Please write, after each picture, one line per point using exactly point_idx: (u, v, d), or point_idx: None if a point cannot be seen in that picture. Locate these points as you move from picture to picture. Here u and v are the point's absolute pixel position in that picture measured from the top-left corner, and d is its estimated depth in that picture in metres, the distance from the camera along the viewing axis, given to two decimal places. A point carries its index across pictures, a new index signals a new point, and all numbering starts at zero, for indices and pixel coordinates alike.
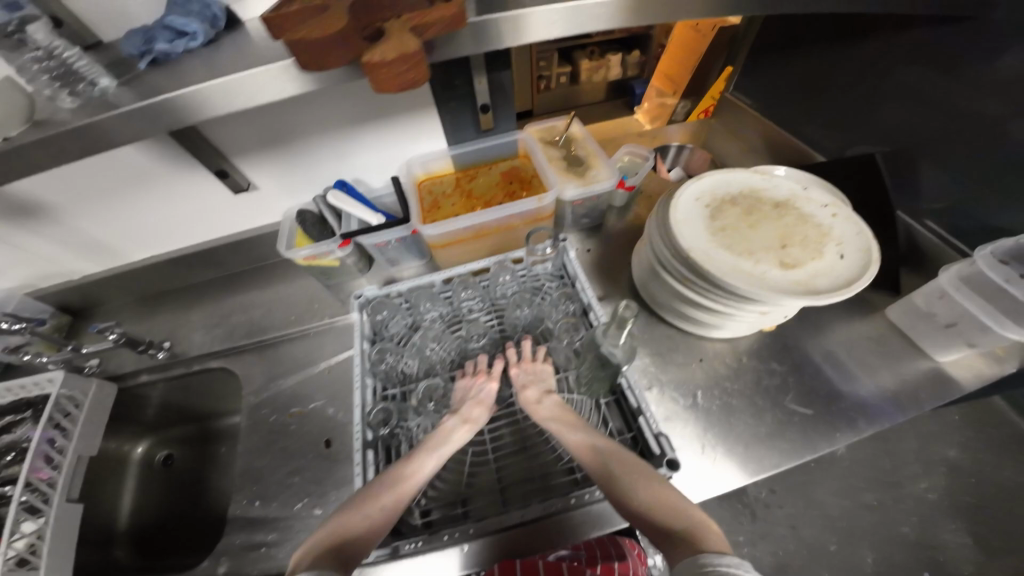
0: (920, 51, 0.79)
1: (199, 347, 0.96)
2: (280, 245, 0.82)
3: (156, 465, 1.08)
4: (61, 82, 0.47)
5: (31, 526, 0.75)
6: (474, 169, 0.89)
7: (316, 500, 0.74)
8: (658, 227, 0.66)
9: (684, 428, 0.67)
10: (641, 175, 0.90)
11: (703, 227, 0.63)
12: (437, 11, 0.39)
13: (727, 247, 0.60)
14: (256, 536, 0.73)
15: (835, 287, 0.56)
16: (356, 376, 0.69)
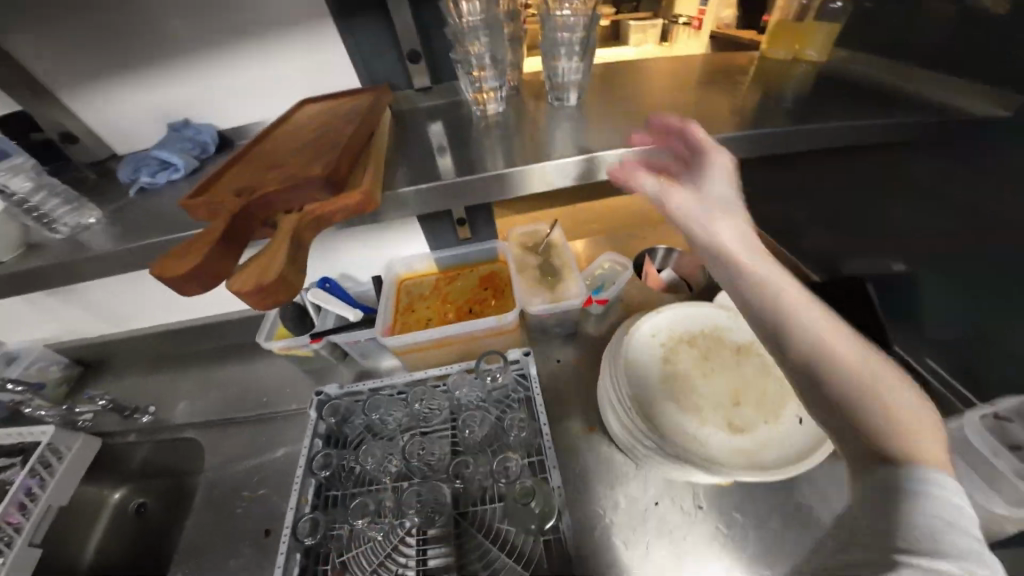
0: (911, 169, 0.75)
1: (179, 417, 0.98)
2: (260, 335, 0.86)
3: (128, 513, 1.07)
4: (42, 219, 0.54)
5: None
6: (452, 270, 0.92)
7: None
8: (609, 363, 0.64)
9: None
10: (617, 288, 0.89)
11: (653, 374, 0.61)
12: (340, 201, 0.39)
13: (673, 400, 0.58)
14: None
15: (779, 462, 0.52)
16: (296, 479, 0.68)
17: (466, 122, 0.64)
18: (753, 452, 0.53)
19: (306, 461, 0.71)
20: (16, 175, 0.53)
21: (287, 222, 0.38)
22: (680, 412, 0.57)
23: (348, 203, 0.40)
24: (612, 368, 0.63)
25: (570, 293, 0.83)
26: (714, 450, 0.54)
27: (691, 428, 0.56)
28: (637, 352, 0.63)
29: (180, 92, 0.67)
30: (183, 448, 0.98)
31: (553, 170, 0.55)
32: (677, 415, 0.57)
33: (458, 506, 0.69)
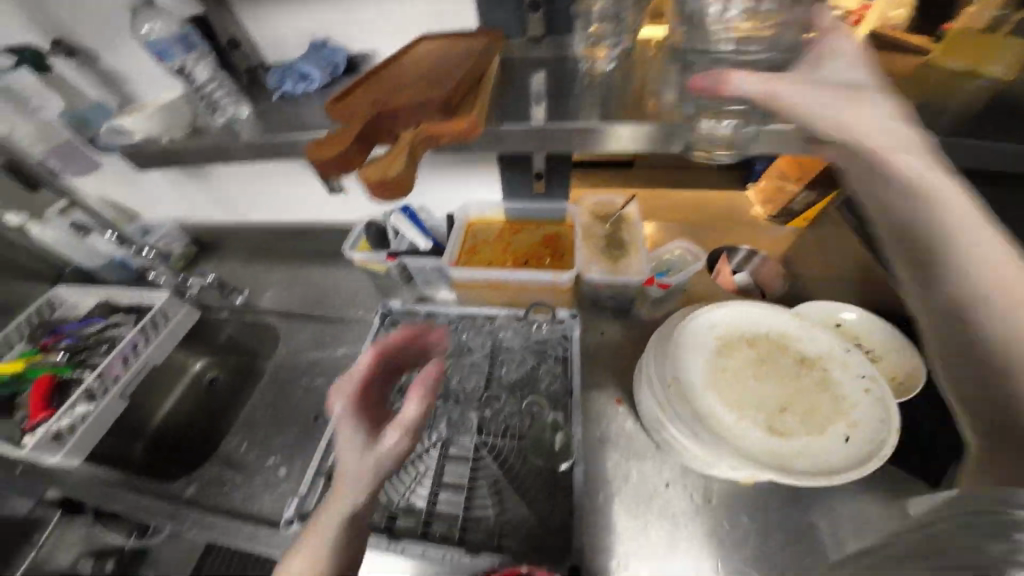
0: None
1: (266, 303, 1.14)
2: (346, 244, 0.96)
3: (202, 382, 1.26)
4: (208, 106, 0.67)
5: (82, 408, 0.94)
6: (521, 222, 0.94)
7: (284, 461, 0.83)
8: (658, 343, 0.64)
9: (613, 543, 0.65)
10: (683, 276, 0.87)
11: (701, 358, 0.61)
12: (450, 128, 0.44)
13: (714, 388, 0.58)
14: (227, 475, 0.83)
15: (814, 473, 0.51)
16: (354, 372, 0.79)
17: (573, 78, 0.64)
18: (784, 457, 0.52)
19: (363, 361, 0.81)
20: (200, 65, 0.64)
21: (406, 135, 0.44)
22: (720, 403, 0.57)
23: (456, 129, 0.44)
24: (660, 346, 0.63)
25: (633, 269, 0.83)
26: (748, 448, 0.53)
27: (729, 421, 0.55)
28: (691, 338, 0.63)
29: (320, 11, 0.73)
30: (262, 331, 1.14)
31: (647, 133, 0.55)
32: (717, 404, 0.57)
33: (482, 434, 0.75)
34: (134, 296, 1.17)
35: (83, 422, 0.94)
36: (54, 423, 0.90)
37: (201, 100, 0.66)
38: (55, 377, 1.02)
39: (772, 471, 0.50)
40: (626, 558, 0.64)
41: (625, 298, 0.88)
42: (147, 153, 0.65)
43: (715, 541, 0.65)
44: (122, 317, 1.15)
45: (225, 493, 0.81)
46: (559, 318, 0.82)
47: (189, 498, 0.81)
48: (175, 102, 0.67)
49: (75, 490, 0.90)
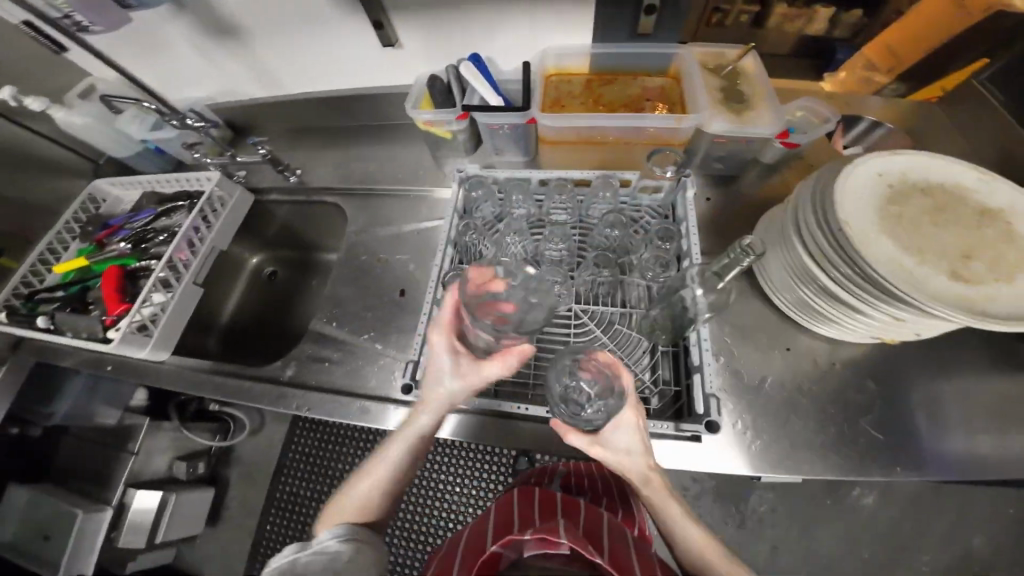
0: None
1: (323, 182, 1.07)
2: (407, 102, 0.85)
3: (262, 277, 1.27)
4: None
5: (158, 299, 0.90)
6: (614, 74, 0.81)
7: (379, 336, 0.82)
8: (812, 191, 0.56)
9: (730, 403, 0.62)
10: (813, 134, 0.75)
11: (868, 205, 0.53)
12: None
13: (889, 234, 0.51)
14: (322, 352, 0.82)
15: (1012, 318, 0.45)
16: (441, 240, 0.71)
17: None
18: (974, 302, 0.46)
19: (450, 228, 0.73)
20: None
21: None
22: (895, 250, 0.50)
23: None
24: (817, 194, 0.55)
25: (756, 121, 0.72)
26: (933, 294, 0.47)
27: (907, 267, 0.49)
28: (853, 183, 0.54)
29: None
30: (322, 211, 1.10)
31: None
32: (892, 251, 0.50)
33: (581, 302, 0.70)
34: (183, 181, 1.06)
35: (164, 312, 0.90)
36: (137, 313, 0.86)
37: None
38: (123, 267, 0.94)
39: (969, 315, 0.45)
40: (759, 420, 0.61)
41: (735, 158, 0.78)
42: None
43: (845, 404, 0.62)
44: (172, 204, 1.04)
45: (324, 371, 0.80)
46: (676, 174, 0.70)
47: (289, 380, 0.80)
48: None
49: (169, 380, 0.89)
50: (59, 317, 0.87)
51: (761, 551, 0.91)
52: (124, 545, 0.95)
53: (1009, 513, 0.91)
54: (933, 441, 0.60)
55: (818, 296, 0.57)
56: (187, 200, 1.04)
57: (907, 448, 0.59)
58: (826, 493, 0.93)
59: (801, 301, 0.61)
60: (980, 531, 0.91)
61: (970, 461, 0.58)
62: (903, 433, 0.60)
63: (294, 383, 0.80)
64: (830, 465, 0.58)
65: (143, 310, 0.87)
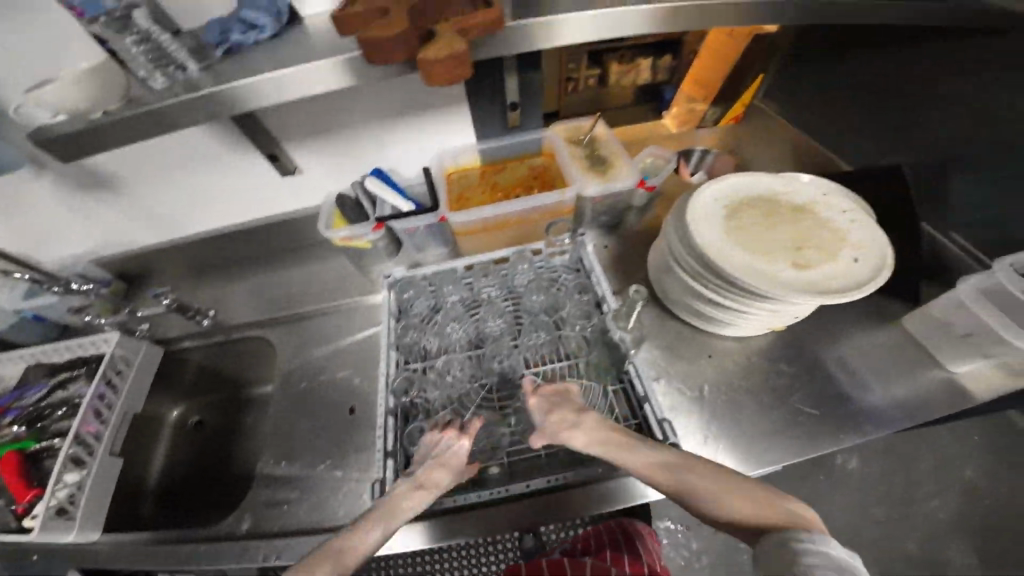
0: (973, 46, 0.77)
1: (244, 316, 1.03)
2: (319, 225, 0.88)
3: (188, 427, 1.13)
4: (155, 63, 0.54)
5: (73, 477, 0.80)
6: (499, 162, 0.93)
7: (337, 462, 0.77)
8: (675, 227, 0.68)
9: (687, 419, 0.69)
10: (663, 175, 0.92)
11: (720, 226, 0.65)
12: (481, 16, 0.52)
13: (742, 245, 0.63)
14: (278, 495, 0.75)
15: (847, 288, 0.58)
16: (381, 347, 0.73)
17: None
18: (819, 282, 0.59)
19: (387, 331, 0.76)
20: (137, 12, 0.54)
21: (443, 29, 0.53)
22: (753, 254, 0.62)
23: (483, 19, 0.53)
24: (679, 229, 0.67)
25: (622, 177, 0.86)
26: (787, 284, 0.59)
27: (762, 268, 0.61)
28: (705, 209, 0.67)
29: None
30: (247, 345, 1.04)
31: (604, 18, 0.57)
32: (751, 256, 0.61)
33: (530, 366, 0.75)
34: (70, 346, 0.95)
35: (83, 489, 0.80)
36: (51, 498, 0.75)
37: (145, 55, 0.53)
38: (21, 451, 0.82)
39: (818, 293, 0.56)
40: (713, 426, 0.68)
41: (618, 209, 0.93)
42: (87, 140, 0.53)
43: (771, 390, 0.72)
44: (67, 373, 0.93)
45: (286, 514, 0.73)
46: (572, 237, 0.82)
47: (247, 533, 0.72)
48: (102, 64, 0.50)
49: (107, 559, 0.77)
50: None
51: None
52: None
53: (934, 437, 1.07)
54: (845, 399, 0.72)
55: (714, 309, 0.68)
56: (84, 366, 0.94)
57: (832, 413, 0.70)
58: (817, 470, 1.02)
59: (704, 316, 0.71)
60: (921, 461, 1.05)
61: (877, 406, 0.71)
62: (825, 402, 0.71)
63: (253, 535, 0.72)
64: (783, 448, 0.67)
65: (59, 492, 0.77)
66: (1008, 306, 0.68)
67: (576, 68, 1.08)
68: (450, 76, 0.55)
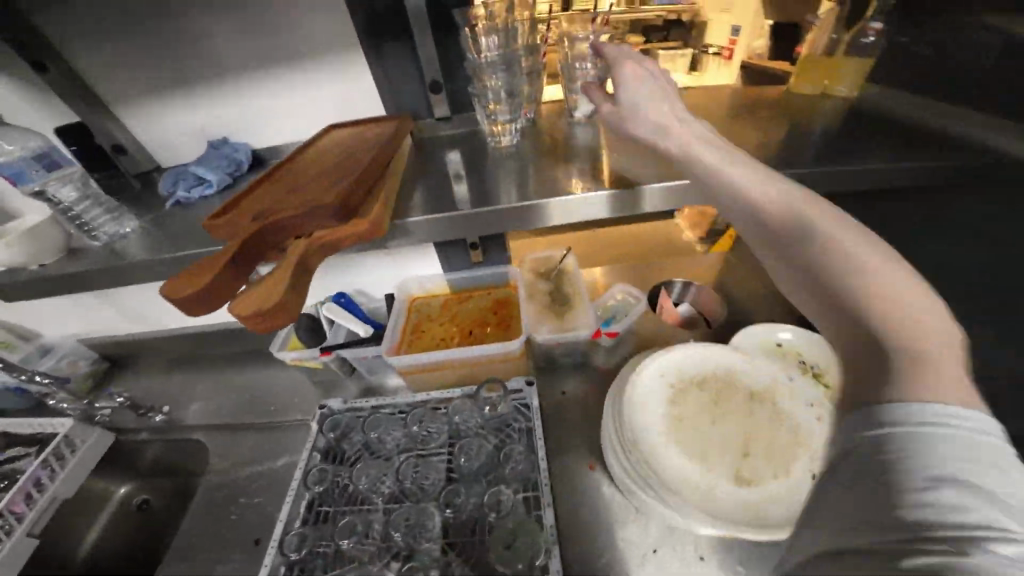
0: (960, 209, 0.69)
1: (190, 419, 0.99)
2: (273, 345, 0.88)
3: (132, 509, 1.05)
4: (86, 225, 0.57)
5: None
6: (462, 292, 0.92)
7: None
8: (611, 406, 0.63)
9: None
10: (627, 321, 0.88)
11: (655, 412, 0.60)
12: (349, 227, 0.38)
13: (675, 442, 0.57)
14: None
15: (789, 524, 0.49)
16: (292, 490, 0.70)
17: (487, 156, 0.64)
18: (756, 506, 0.51)
19: (303, 473, 0.72)
20: (65, 184, 0.56)
21: (297, 245, 0.37)
22: (684, 461, 0.55)
23: (354, 233, 0.38)
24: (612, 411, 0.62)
25: (578, 323, 0.82)
26: (718, 507, 0.51)
27: (693, 477, 0.54)
28: (645, 390, 0.62)
29: (221, 113, 0.70)
30: (186, 449, 0.98)
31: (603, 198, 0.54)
32: (682, 462, 0.55)
33: (449, 536, 0.67)
34: (30, 426, 0.93)
35: None
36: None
37: (76, 219, 0.56)
38: None
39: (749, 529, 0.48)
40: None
41: (577, 351, 0.88)
42: (21, 286, 0.55)
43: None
44: (20, 449, 0.91)
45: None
46: (511, 391, 0.79)
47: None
48: (38, 228, 0.54)
49: None
50: None
51: None
52: None
53: None
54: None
55: None
56: (38, 444, 0.92)
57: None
58: None
59: None
60: None
61: None
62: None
63: None
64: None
65: None
66: None
67: None
68: (269, 321, 0.33)
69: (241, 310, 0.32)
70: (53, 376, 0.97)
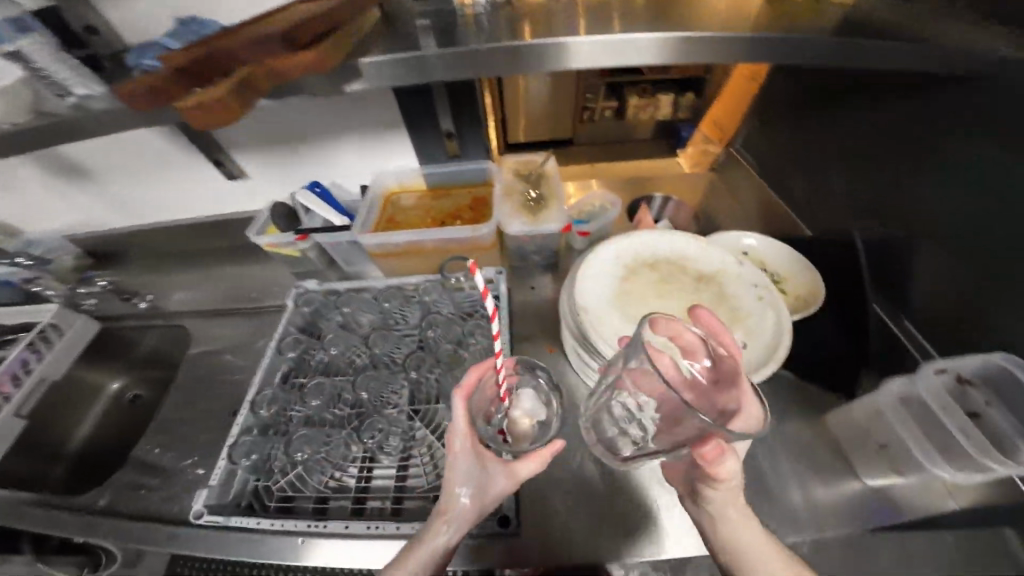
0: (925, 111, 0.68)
1: (176, 309, 1.03)
2: (250, 229, 0.86)
3: (123, 403, 1.09)
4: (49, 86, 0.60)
5: None
6: (439, 188, 0.92)
7: (202, 460, 0.83)
8: (568, 286, 0.67)
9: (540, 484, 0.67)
10: (600, 223, 0.90)
11: (609, 289, 0.64)
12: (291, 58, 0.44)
13: (624, 314, 0.61)
14: (141, 479, 0.82)
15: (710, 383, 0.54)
16: (267, 356, 0.76)
17: (452, 30, 0.61)
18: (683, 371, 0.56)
19: (278, 341, 0.77)
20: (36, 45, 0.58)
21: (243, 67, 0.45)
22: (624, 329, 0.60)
23: (298, 63, 0.44)
24: (568, 287, 0.66)
25: (550, 218, 0.84)
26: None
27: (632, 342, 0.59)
28: (597, 269, 0.66)
29: None
30: (174, 337, 1.03)
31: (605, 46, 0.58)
32: (620, 330, 0.60)
33: (414, 403, 0.74)
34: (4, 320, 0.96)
35: None
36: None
37: (46, 83, 0.60)
38: None
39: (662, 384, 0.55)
40: (565, 504, 0.64)
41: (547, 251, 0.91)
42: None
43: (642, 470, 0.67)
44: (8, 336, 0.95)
45: (140, 498, 0.80)
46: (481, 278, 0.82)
47: (101, 509, 0.79)
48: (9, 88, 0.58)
49: None
50: None
51: None
52: None
53: None
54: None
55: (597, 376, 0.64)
56: (23, 332, 0.95)
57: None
58: None
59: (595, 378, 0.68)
60: None
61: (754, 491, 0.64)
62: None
63: (104, 512, 0.79)
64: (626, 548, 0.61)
65: None
66: (925, 423, 0.59)
67: (595, 99, 1.44)
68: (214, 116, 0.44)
69: (193, 102, 0.42)
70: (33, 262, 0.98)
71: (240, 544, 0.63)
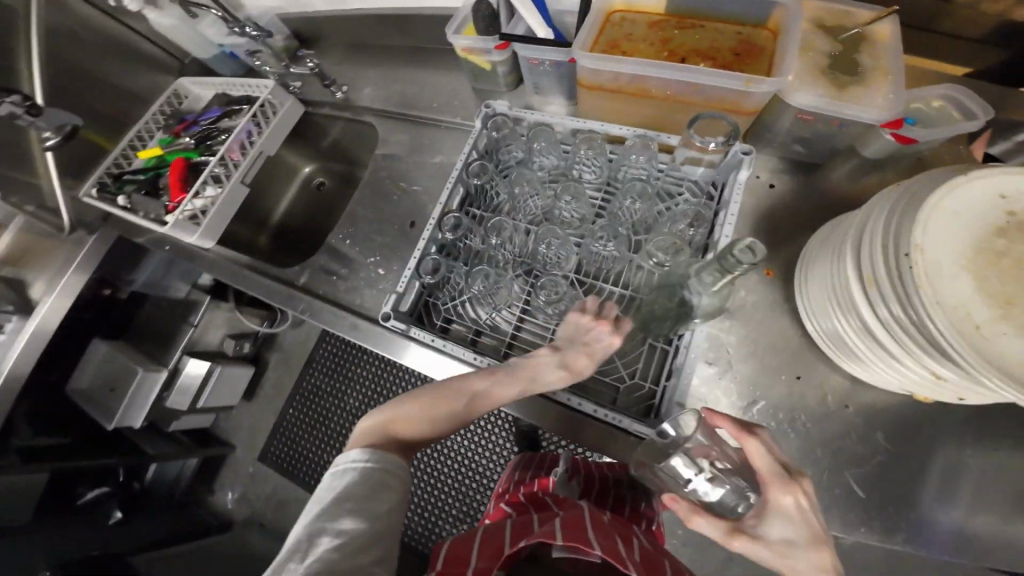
0: None
1: (375, 103, 0.99)
2: (447, 25, 0.75)
3: (310, 188, 1.21)
4: None
5: (211, 190, 0.94)
6: (691, 17, 0.66)
7: (381, 261, 0.81)
8: (888, 209, 0.43)
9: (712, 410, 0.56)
10: (939, 132, 0.59)
11: (966, 236, 0.40)
12: None
13: (981, 277, 0.39)
14: (331, 266, 0.83)
15: None
16: (451, 177, 0.68)
17: None
18: None
19: (461, 166, 0.69)
20: None
21: None
22: (976, 296, 0.38)
23: None
24: (902, 208, 0.41)
25: (858, 103, 0.57)
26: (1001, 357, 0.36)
27: (982, 317, 0.37)
28: (959, 200, 0.41)
29: None
30: (362, 132, 1.05)
31: None
32: (969, 292, 0.38)
33: (581, 271, 0.66)
34: (237, 87, 1.04)
35: (213, 204, 0.94)
36: (188, 203, 0.91)
37: None
38: (187, 160, 0.97)
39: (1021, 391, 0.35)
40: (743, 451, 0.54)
41: (822, 145, 0.64)
42: None
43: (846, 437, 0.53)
44: (232, 106, 1.03)
45: (330, 283, 0.82)
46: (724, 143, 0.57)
47: (302, 285, 0.83)
48: None
49: (215, 267, 0.96)
50: (136, 197, 0.94)
51: (719, 555, 0.89)
52: (172, 403, 1.10)
53: None
54: (928, 513, 0.51)
55: (865, 341, 0.46)
56: (246, 104, 1.03)
57: (897, 513, 0.51)
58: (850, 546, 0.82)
59: (841, 343, 0.50)
60: None
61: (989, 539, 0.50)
62: (890, 503, 0.51)
63: (304, 289, 0.83)
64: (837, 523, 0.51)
65: (196, 200, 0.93)
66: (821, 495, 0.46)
67: None
68: None
69: None
70: (258, 32, 0.97)
71: (400, 346, 0.69)
